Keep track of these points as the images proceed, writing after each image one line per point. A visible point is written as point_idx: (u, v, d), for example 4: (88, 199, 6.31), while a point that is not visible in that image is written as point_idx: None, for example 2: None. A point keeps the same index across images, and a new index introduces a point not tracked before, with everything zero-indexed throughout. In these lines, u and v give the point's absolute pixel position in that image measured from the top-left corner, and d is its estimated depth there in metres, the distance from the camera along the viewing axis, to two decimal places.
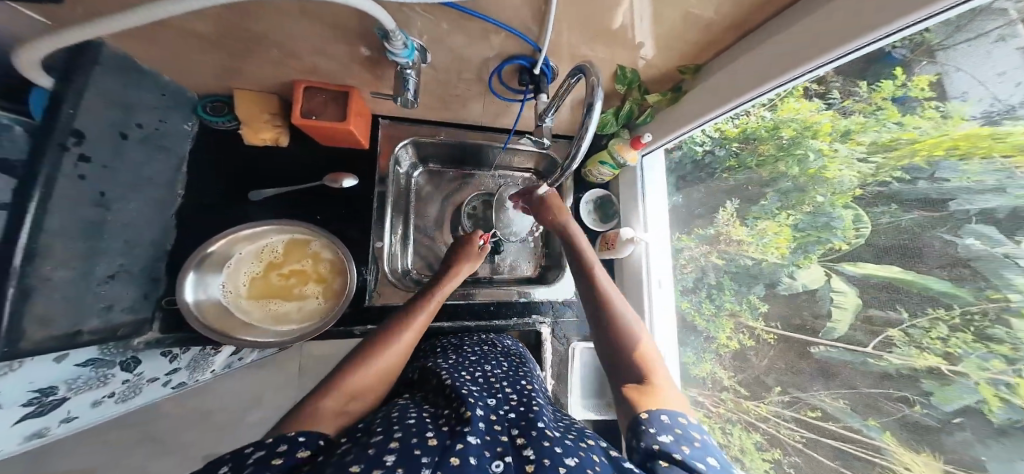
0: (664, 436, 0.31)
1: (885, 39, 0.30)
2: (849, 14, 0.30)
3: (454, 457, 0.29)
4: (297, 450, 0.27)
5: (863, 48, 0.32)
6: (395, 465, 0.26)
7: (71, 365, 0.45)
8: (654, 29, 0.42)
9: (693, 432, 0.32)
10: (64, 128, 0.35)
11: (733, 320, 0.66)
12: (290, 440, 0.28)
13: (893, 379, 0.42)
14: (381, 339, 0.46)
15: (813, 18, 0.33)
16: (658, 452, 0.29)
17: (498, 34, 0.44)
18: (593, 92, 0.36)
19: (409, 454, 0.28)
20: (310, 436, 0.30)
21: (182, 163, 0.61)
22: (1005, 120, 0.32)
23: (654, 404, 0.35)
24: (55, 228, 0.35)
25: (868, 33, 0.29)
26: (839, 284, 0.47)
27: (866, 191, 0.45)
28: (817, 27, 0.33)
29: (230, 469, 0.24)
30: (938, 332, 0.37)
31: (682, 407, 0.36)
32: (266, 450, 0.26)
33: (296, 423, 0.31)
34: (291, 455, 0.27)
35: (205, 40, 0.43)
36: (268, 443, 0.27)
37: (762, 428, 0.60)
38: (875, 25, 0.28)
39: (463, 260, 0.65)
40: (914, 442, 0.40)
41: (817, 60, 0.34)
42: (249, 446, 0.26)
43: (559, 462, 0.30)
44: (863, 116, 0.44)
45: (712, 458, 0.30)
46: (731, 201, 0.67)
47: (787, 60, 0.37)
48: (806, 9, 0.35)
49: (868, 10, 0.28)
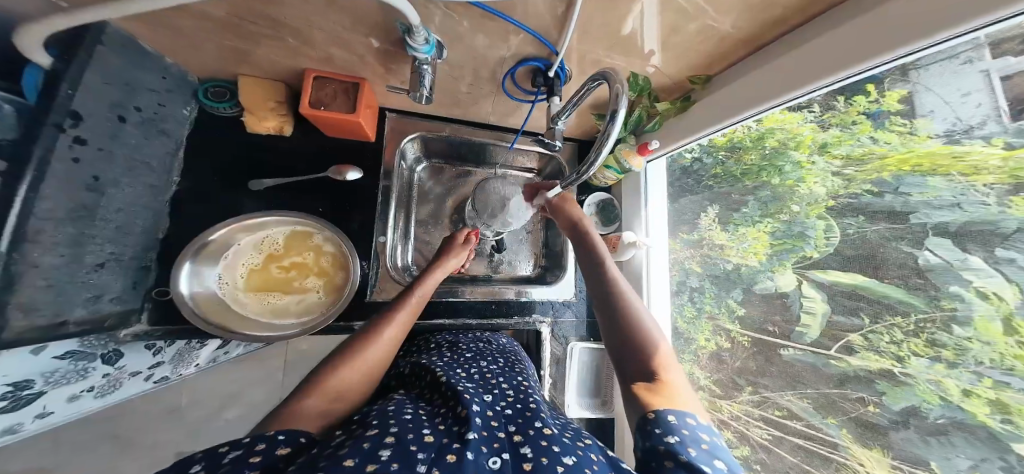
0: (672, 437, 0.31)
1: (890, 62, 0.32)
2: (856, 41, 0.33)
3: (450, 455, 0.30)
4: (276, 448, 0.26)
5: (862, 74, 0.35)
6: (390, 461, 0.27)
7: (49, 358, 0.41)
8: (666, 39, 0.44)
9: (701, 434, 0.32)
10: (61, 109, 0.35)
11: (712, 322, 0.70)
12: (269, 439, 0.27)
13: (847, 381, 0.46)
14: (364, 336, 0.44)
15: (822, 42, 0.36)
16: (665, 453, 0.30)
17: (518, 36, 0.44)
18: (618, 98, 0.38)
19: (405, 450, 0.29)
20: (291, 434, 0.28)
21: (178, 147, 0.59)
22: (963, 140, 0.36)
23: (664, 404, 0.35)
24: (46, 210, 0.34)
25: (874, 57, 0.32)
26: (810, 290, 0.52)
27: (838, 202, 0.49)
28: (828, 53, 0.36)
29: (203, 470, 0.23)
30: (892, 337, 0.41)
31: (693, 408, 0.35)
32: (243, 449, 0.25)
33: (276, 424, 0.30)
34: (271, 454, 0.25)
35: (217, 23, 0.41)
36: (244, 443, 0.26)
37: (733, 426, 0.64)
38: (886, 49, 0.30)
39: (446, 255, 0.65)
40: (866, 438, 0.44)
41: (818, 81, 0.38)
42: (225, 445, 0.25)
43: (558, 461, 0.32)
44: (839, 129, 0.47)
45: (718, 462, 0.29)
46: (713, 207, 0.71)
47: (793, 80, 0.40)
48: (818, 31, 0.37)
49: (879, 34, 0.31)
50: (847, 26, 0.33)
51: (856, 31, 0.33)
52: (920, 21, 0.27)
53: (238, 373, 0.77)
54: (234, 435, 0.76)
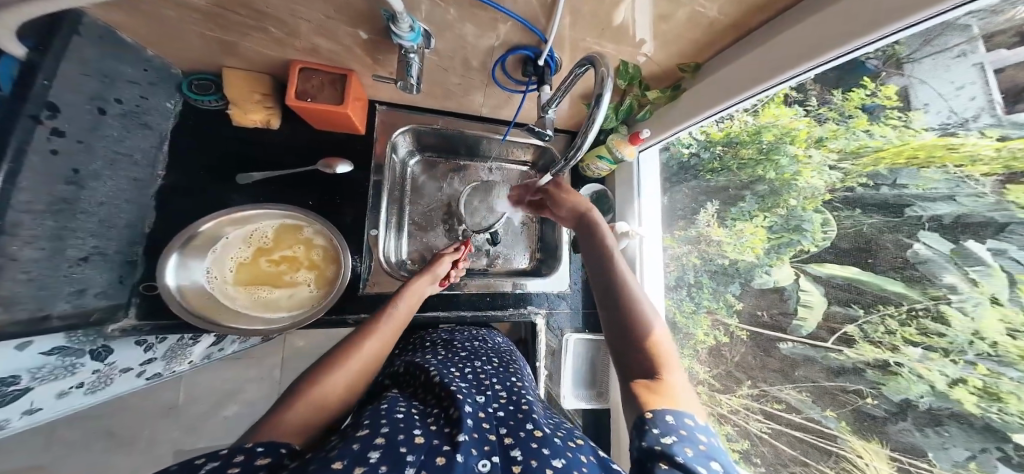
0: (668, 438, 0.30)
1: (865, 46, 0.32)
2: (840, 27, 0.32)
3: (440, 458, 0.30)
4: (256, 459, 0.25)
5: (843, 57, 0.35)
6: (379, 463, 0.27)
7: (35, 353, 0.40)
8: (656, 26, 0.43)
9: (699, 434, 0.31)
10: (38, 99, 0.34)
11: (710, 317, 0.69)
12: (247, 450, 0.26)
13: (846, 373, 0.46)
14: (352, 345, 0.44)
15: (803, 27, 0.36)
16: (660, 454, 0.29)
17: (507, 24, 0.44)
18: (603, 83, 0.37)
19: (395, 452, 0.29)
20: (271, 446, 0.28)
21: (162, 141, 0.58)
22: (959, 132, 0.35)
23: (663, 404, 0.34)
24: (23, 203, 0.33)
25: (856, 39, 0.31)
26: (806, 283, 0.51)
27: (834, 196, 0.48)
28: (810, 38, 0.35)
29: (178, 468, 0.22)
30: (887, 326, 0.41)
31: (692, 409, 0.35)
32: (221, 460, 0.24)
33: (259, 434, 0.29)
34: (249, 465, 0.24)
35: (197, 11, 0.40)
36: (222, 454, 0.25)
37: (732, 420, 0.64)
38: (865, 32, 0.30)
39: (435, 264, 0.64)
40: (864, 430, 0.44)
41: (798, 67, 0.38)
42: (202, 456, 0.24)
43: (547, 463, 0.31)
44: (834, 123, 0.47)
45: (714, 464, 0.28)
46: (711, 203, 0.70)
47: (776, 64, 0.40)
48: (800, 17, 0.37)
49: (858, 17, 0.30)
50: (828, 11, 0.33)
51: (842, 15, 0.32)
52: (899, 1, 0.27)
53: (231, 372, 0.78)
54: (214, 441, 0.75)
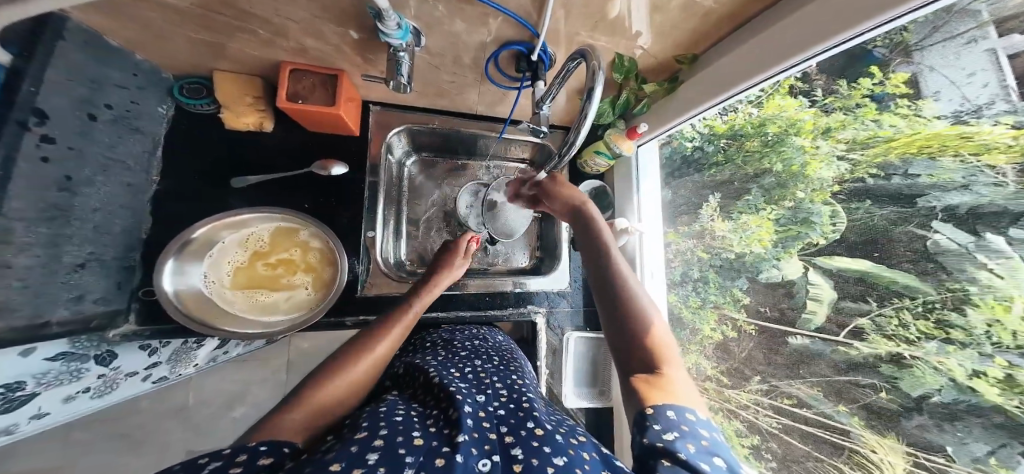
0: (670, 434, 0.29)
1: (859, 36, 0.31)
2: (837, 13, 0.31)
3: (439, 458, 0.29)
4: (259, 458, 0.25)
5: (841, 46, 0.34)
6: (377, 464, 0.26)
7: (40, 359, 0.40)
8: (651, 18, 0.42)
9: (701, 429, 0.30)
10: (25, 107, 0.34)
11: (717, 312, 0.67)
12: (250, 449, 0.26)
13: (856, 368, 0.44)
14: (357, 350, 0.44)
15: (798, 16, 0.35)
16: (662, 451, 0.28)
17: (497, 19, 0.43)
18: (594, 77, 0.36)
19: (392, 453, 0.28)
20: (274, 445, 0.27)
21: (156, 146, 0.59)
22: (972, 121, 0.33)
23: (663, 399, 0.33)
24: (14, 211, 0.33)
25: (848, 29, 0.30)
26: (816, 277, 0.49)
27: (843, 187, 0.46)
28: (806, 25, 0.34)
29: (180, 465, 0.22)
30: (902, 319, 0.39)
31: (693, 403, 0.34)
32: (224, 459, 0.24)
33: (261, 434, 0.29)
34: (251, 464, 0.24)
35: (182, 14, 0.40)
36: (225, 453, 0.24)
37: (741, 415, 0.63)
38: (858, 18, 0.29)
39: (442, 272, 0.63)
40: (879, 425, 0.42)
41: (793, 58, 0.37)
42: (204, 455, 0.23)
43: (549, 462, 0.31)
44: (843, 113, 0.45)
45: (717, 460, 0.28)
46: (715, 196, 0.69)
47: (771, 53, 0.39)
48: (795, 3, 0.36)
49: (849, 5, 0.30)
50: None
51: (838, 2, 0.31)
52: None
53: (235, 374, 0.79)
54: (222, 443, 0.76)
